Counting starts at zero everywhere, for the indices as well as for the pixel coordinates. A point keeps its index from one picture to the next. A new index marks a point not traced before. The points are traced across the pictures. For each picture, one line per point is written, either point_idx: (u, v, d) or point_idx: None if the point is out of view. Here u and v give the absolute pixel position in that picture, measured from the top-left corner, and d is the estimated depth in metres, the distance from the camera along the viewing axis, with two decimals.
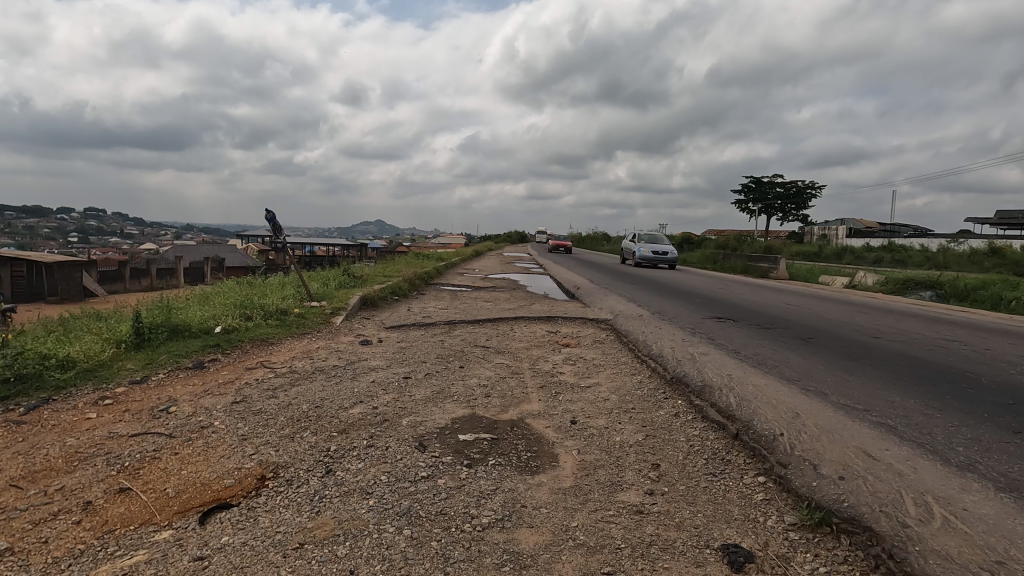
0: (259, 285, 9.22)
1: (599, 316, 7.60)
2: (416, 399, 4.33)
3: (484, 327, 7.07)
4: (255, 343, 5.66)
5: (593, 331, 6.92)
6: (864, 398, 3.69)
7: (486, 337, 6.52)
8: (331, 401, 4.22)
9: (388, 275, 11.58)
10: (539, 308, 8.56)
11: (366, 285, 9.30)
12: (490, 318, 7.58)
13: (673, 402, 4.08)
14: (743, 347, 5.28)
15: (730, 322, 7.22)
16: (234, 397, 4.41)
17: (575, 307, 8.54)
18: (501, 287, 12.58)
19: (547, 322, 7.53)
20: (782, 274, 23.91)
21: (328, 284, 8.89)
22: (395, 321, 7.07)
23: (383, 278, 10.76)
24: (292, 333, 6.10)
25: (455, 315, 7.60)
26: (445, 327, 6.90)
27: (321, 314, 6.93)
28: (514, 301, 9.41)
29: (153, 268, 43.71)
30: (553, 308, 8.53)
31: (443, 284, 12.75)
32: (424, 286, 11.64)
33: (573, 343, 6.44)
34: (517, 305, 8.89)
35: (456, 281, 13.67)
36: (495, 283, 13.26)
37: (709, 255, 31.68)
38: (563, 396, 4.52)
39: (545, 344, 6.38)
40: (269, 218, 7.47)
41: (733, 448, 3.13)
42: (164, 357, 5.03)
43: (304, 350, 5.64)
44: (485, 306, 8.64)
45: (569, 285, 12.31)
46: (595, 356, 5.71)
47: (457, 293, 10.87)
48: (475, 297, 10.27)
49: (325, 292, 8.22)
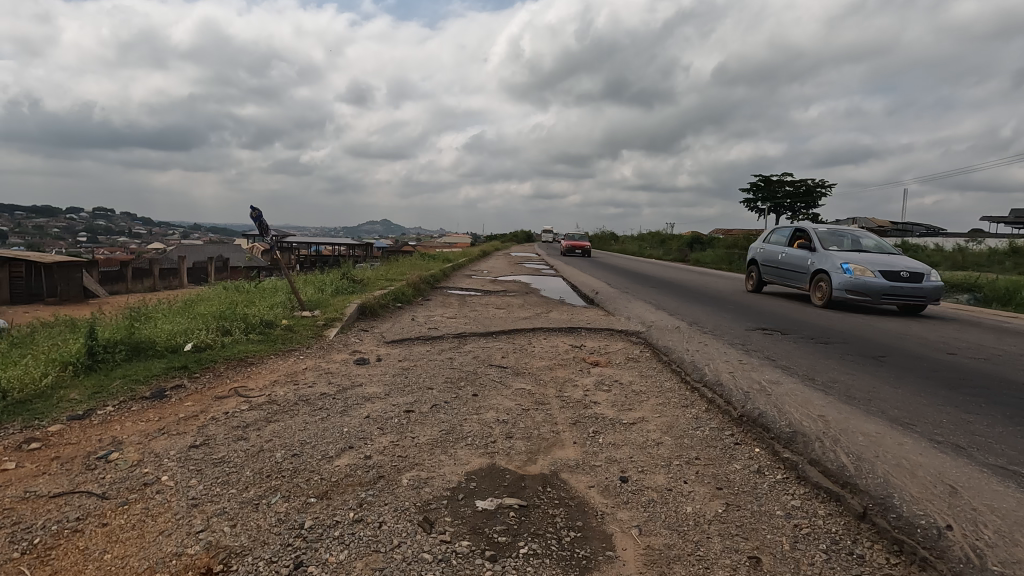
0: (249, 290, 8.38)
1: (629, 328, 6.66)
2: (420, 443, 3.43)
3: (499, 341, 6.16)
4: (230, 364, 4.78)
5: (624, 346, 5.99)
6: (1014, 451, 2.78)
7: (503, 354, 5.62)
8: (313, 447, 3.33)
9: (392, 278, 10.69)
10: (559, 318, 7.63)
11: (366, 290, 8.43)
12: (505, 329, 6.67)
13: (750, 450, 3.15)
14: (816, 371, 4.36)
15: (781, 335, 6.29)
16: (191, 441, 3.51)
17: (598, 316, 7.62)
18: (513, 291, 11.69)
19: (570, 335, 6.63)
20: None
21: (324, 290, 8.03)
22: (397, 334, 6.19)
23: (386, 282, 9.90)
24: (276, 351, 5.22)
25: (465, 327, 6.70)
26: (454, 341, 6.00)
27: (312, 326, 6.04)
28: (529, 309, 8.47)
29: (156, 268, 43.12)
30: (574, 318, 7.60)
31: (451, 287, 11.89)
32: (431, 290, 10.78)
33: (603, 361, 5.51)
34: (534, 313, 7.97)
35: (464, 284, 12.80)
36: (506, 287, 12.35)
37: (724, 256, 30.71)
38: (603, 437, 3.61)
39: (571, 363, 5.47)
40: (255, 217, 6.57)
41: (864, 537, 2.22)
42: (117, 385, 4.16)
43: (287, 373, 4.76)
44: (498, 315, 7.73)
45: (587, 290, 11.38)
46: (633, 381, 4.78)
47: (466, 299, 10.02)
48: (485, 303, 9.35)
49: (319, 300, 7.34)
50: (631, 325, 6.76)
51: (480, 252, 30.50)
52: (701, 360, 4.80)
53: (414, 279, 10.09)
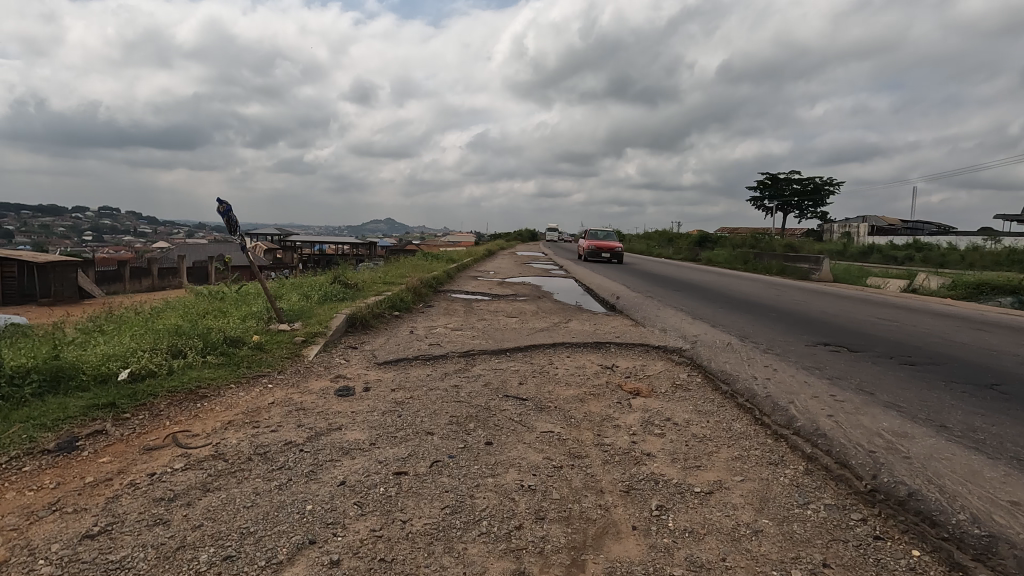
0: (226, 297, 7.34)
1: (669, 345, 5.58)
2: (412, 532, 2.37)
3: (515, 362, 5.09)
4: (174, 400, 3.73)
5: (667, 370, 4.92)
6: None
7: (520, 381, 4.55)
8: (257, 544, 2.27)
9: (390, 281, 9.62)
10: (582, 330, 6.56)
11: (359, 296, 7.39)
12: (520, 345, 5.61)
13: (909, 556, 2.10)
14: (941, 415, 3.29)
15: (854, 353, 5.22)
16: (87, 527, 2.45)
17: (626, 328, 6.55)
18: (524, 294, 10.65)
19: (598, 353, 5.57)
20: (826, 276, 21.80)
21: (310, 297, 6.99)
22: (390, 353, 5.13)
23: (383, 286, 8.87)
24: (238, 380, 4.16)
25: (473, 342, 5.64)
26: (460, 363, 4.94)
27: (287, 344, 4.99)
28: (544, 318, 7.39)
29: (154, 268, 42.25)
30: (600, 330, 6.52)
31: (456, 291, 10.87)
32: (434, 294, 9.76)
33: (646, 392, 4.43)
34: (551, 324, 6.89)
35: (471, 286, 11.79)
36: (516, 289, 11.32)
37: (738, 256, 29.58)
38: (674, 518, 2.54)
39: (605, 394, 4.40)
40: (221, 211, 5.48)
41: None
42: (12, 433, 3.11)
43: (247, 411, 3.70)
44: (511, 327, 6.66)
45: (606, 294, 10.32)
46: (692, 423, 3.70)
47: (472, 304, 8.99)
48: (495, 310, 8.28)
49: (301, 309, 6.27)
50: (670, 341, 5.68)
51: (485, 253, 29.33)
52: (779, 395, 3.73)
53: (414, 282, 9.02)
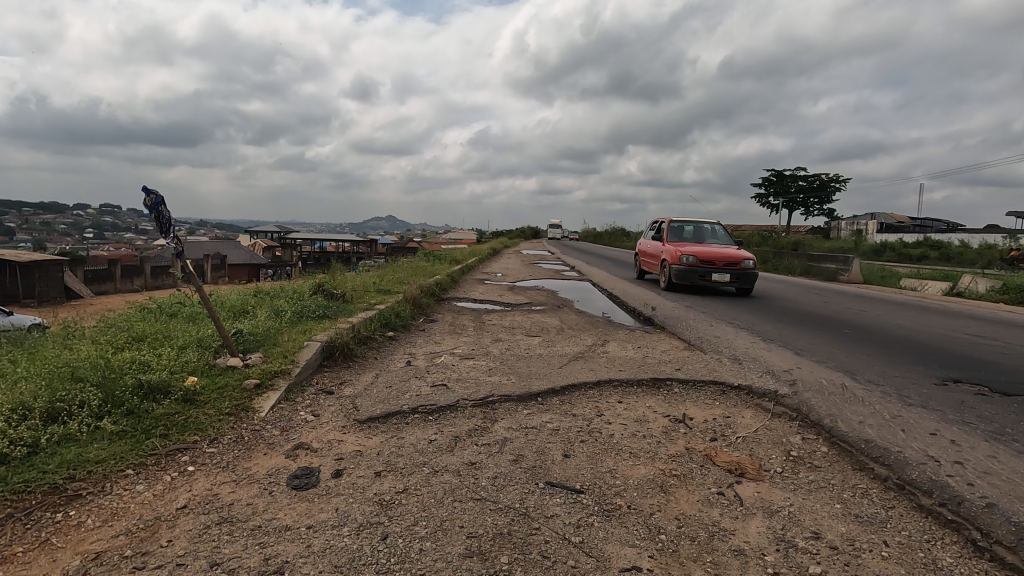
0: (178, 315, 5.88)
1: (757, 389, 4.11)
2: None
3: (551, 417, 3.64)
4: (20, 511, 2.29)
5: (770, 432, 3.45)
6: None
7: (565, 454, 3.12)
8: None
9: (385, 290, 8.17)
10: (628, 359, 5.09)
11: (343, 312, 5.94)
12: (556, 386, 4.15)
13: None
14: None
15: (1019, 403, 3.77)
16: None
17: (685, 358, 5.08)
18: (540, 303, 9.21)
19: (659, 398, 4.12)
20: (857, 278, 20.33)
21: (281, 315, 5.54)
22: (377, 403, 3.67)
23: (376, 296, 7.43)
24: (138, 462, 2.71)
25: (491, 382, 4.19)
26: (476, 419, 3.51)
27: (231, 392, 3.53)
28: (575, 340, 5.92)
29: (146, 267, 40.84)
30: (652, 360, 5.04)
31: (462, 299, 9.43)
32: (437, 305, 8.30)
33: (754, 473, 2.97)
34: (587, 350, 5.42)
35: (479, 293, 10.35)
36: (531, 297, 9.86)
37: (756, 256, 28.11)
38: None
39: (694, 477, 2.94)
40: (148, 205, 4.01)
41: None
42: None
43: (135, 529, 2.26)
44: (538, 355, 5.22)
45: (637, 305, 8.84)
46: (861, 549, 2.26)
47: (482, 318, 7.54)
48: (512, 327, 6.83)
49: (264, 335, 4.79)
50: (756, 384, 4.20)
51: (489, 250, 27.72)
52: (1009, 506, 2.38)
53: (413, 291, 7.57)
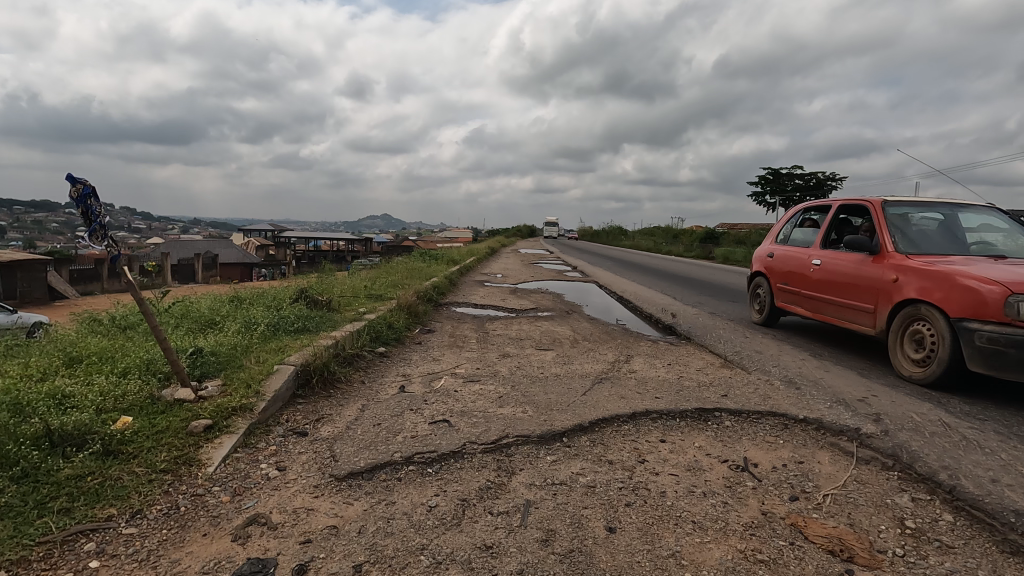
0: (134, 329, 5.06)
1: (833, 425, 3.34)
2: None
3: (583, 468, 2.87)
4: None
5: (866, 490, 2.69)
6: None
7: (610, 526, 2.35)
8: None
9: (377, 295, 7.38)
10: (662, 382, 4.31)
11: (327, 324, 5.15)
12: (583, 421, 3.38)
13: None
14: None
15: None
16: None
17: (728, 381, 4.31)
18: (547, 309, 8.44)
19: (709, 437, 3.35)
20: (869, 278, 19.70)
21: (253, 328, 4.75)
22: (361, 448, 2.89)
23: (367, 303, 6.63)
24: (16, 559, 1.91)
25: (503, 416, 3.41)
26: (487, 473, 2.73)
27: (170, 439, 2.73)
28: (594, 357, 5.14)
29: (136, 266, 39.93)
30: (689, 383, 4.27)
31: (462, 305, 8.65)
32: (435, 311, 7.52)
33: (867, 557, 2.20)
34: (610, 370, 4.65)
35: (480, 297, 9.58)
36: (537, 302, 9.09)
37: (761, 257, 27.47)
38: None
39: (788, 564, 2.16)
40: (74, 198, 3.22)
41: None
42: None
43: None
44: (555, 376, 4.44)
45: (654, 311, 8.07)
46: None
47: (485, 327, 6.76)
48: (520, 338, 6.05)
49: (228, 357, 3.99)
50: (828, 417, 3.44)
51: (487, 251, 26.90)
52: None
53: (408, 297, 6.79)
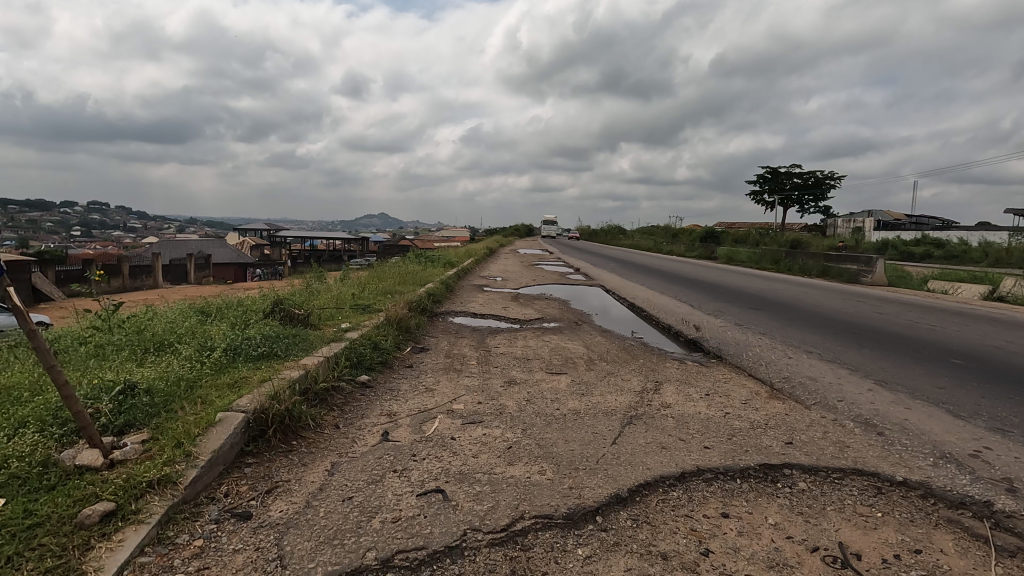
0: (66, 356, 4.21)
1: (949, 496, 2.57)
2: None
3: (631, 568, 2.07)
4: None
5: None
6: None
7: None
8: None
9: (364, 305, 6.56)
10: (706, 422, 3.52)
11: (299, 346, 4.33)
12: (620, 488, 2.58)
13: None
14: None
15: None
16: None
17: (788, 422, 3.52)
18: (554, 320, 7.63)
19: (786, 509, 2.56)
20: (881, 280, 18.99)
21: (206, 355, 3.91)
22: (322, 543, 2.07)
23: (350, 317, 5.80)
24: None
25: (515, 480, 2.61)
26: None
27: (45, 541, 1.90)
28: (617, 386, 4.33)
29: (124, 267, 38.96)
30: (740, 424, 3.47)
31: (459, 314, 7.83)
32: (429, 324, 6.70)
33: None
34: (640, 405, 3.85)
35: (479, 304, 8.77)
36: (542, 311, 8.27)
37: (766, 257, 26.72)
38: None
39: None
40: None
41: None
42: None
43: None
44: (574, 413, 3.64)
45: (674, 322, 7.26)
46: None
47: (486, 344, 5.95)
48: (526, 358, 5.25)
49: (166, 396, 3.17)
50: (938, 483, 2.66)
51: (484, 252, 25.96)
52: None
53: (397, 309, 5.96)
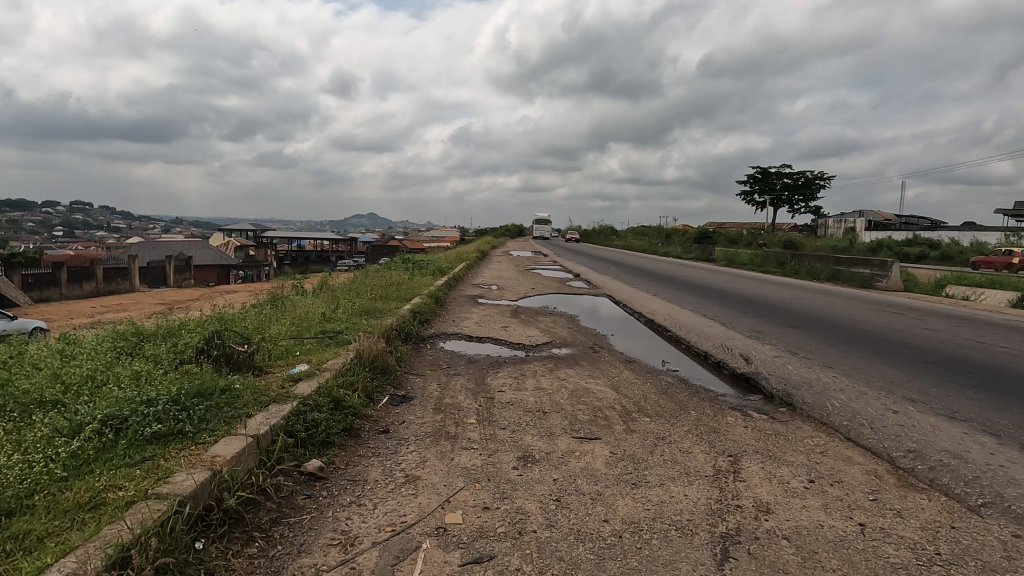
0: None
1: None
2: None
3: None
4: None
5: None
6: None
7: None
8: None
9: (330, 334, 5.22)
10: (843, 551, 2.24)
11: (221, 413, 2.98)
12: None
13: None
14: None
15: None
16: None
17: (967, 548, 2.26)
18: (564, 345, 6.35)
19: None
20: (896, 285, 17.96)
21: (65, 439, 2.56)
22: None
23: (310, 354, 4.47)
24: None
25: None
26: None
27: None
28: (678, 467, 3.04)
29: (97, 270, 37.36)
30: (897, 556, 2.21)
31: (451, 338, 6.53)
32: (414, 356, 5.39)
33: None
34: (724, 510, 2.58)
35: (474, 323, 7.47)
36: (549, 332, 6.99)
37: (769, 259, 25.66)
38: None
39: None
40: None
41: None
42: None
43: None
44: (634, 531, 2.36)
45: (712, 349, 6.02)
46: None
47: (487, 385, 4.65)
48: (542, 413, 3.94)
49: None
50: None
51: (476, 253, 24.55)
52: None
53: (372, 343, 4.64)
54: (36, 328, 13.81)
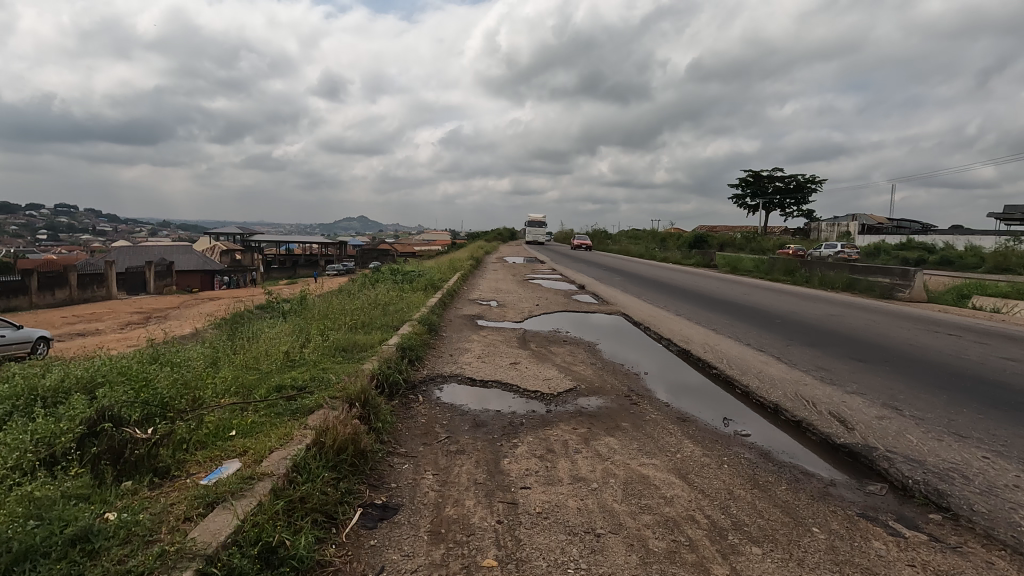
0: None
1: None
2: None
3: None
4: None
5: None
6: None
7: None
8: None
9: (287, 395, 3.85)
10: None
11: None
12: None
13: None
14: None
15: None
16: None
17: None
18: (593, 392, 5.02)
19: None
20: (920, 296, 16.84)
21: None
22: None
23: (249, 437, 3.10)
24: None
25: None
26: None
27: None
28: None
29: (71, 278, 35.44)
30: None
31: (448, 383, 5.17)
32: (401, 420, 4.02)
33: None
34: None
35: (478, 357, 6.11)
36: (570, 371, 5.65)
37: (776, 267, 24.51)
38: None
39: None
40: None
41: None
42: None
43: None
44: None
45: (784, 399, 4.70)
46: None
47: (503, 472, 3.29)
48: (594, 538, 2.59)
49: None
50: None
51: (471, 261, 23.06)
52: None
53: (340, 415, 3.25)
54: (40, 338, 12.42)
